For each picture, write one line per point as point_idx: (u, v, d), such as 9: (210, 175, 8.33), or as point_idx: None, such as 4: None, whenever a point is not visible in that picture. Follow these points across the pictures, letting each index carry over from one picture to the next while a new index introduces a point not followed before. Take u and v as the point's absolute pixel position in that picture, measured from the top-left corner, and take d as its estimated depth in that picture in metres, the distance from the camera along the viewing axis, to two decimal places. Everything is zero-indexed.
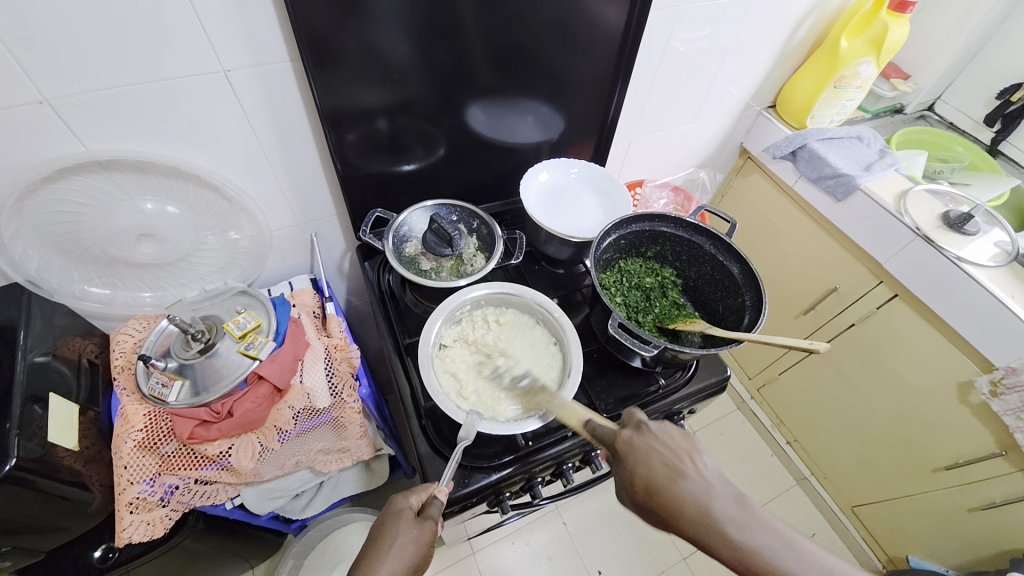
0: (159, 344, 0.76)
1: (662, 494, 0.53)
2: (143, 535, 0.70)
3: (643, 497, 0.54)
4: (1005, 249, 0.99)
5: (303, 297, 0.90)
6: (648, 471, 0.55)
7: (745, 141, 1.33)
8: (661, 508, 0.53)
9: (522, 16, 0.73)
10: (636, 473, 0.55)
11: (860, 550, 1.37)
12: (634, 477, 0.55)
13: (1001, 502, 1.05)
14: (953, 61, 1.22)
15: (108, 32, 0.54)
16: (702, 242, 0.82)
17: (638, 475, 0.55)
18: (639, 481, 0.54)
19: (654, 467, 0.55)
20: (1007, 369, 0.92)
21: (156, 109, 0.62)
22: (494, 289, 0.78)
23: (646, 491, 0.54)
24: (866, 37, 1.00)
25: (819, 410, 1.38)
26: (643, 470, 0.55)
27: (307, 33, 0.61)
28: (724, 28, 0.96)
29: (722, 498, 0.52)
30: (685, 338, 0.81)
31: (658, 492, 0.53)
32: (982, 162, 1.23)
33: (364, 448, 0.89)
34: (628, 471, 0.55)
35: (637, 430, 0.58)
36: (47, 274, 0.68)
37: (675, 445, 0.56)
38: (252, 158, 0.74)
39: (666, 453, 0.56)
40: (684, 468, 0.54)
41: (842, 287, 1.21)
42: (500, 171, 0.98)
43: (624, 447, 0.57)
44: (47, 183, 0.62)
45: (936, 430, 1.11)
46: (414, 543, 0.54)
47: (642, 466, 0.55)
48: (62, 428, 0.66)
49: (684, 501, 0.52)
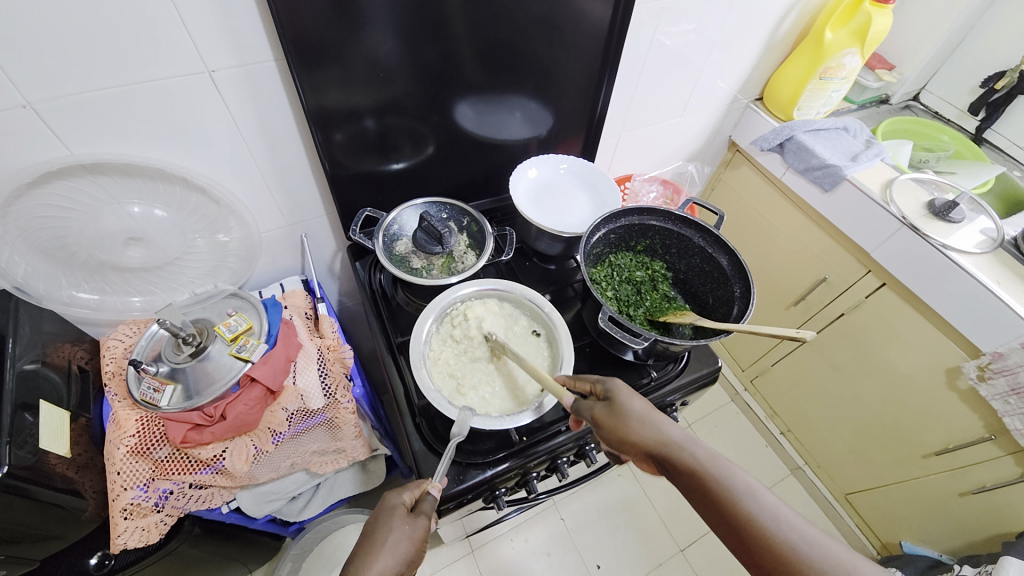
0: (150, 349, 0.75)
1: (655, 418, 0.56)
2: (138, 541, 0.70)
3: (633, 421, 0.56)
4: (990, 236, 1.00)
5: (294, 298, 0.89)
6: (642, 402, 0.57)
7: (734, 134, 1.34)
8: (649, 432, 0.55)
9: (508, 13, 0.73)
10: (631, 400, 0.57)
11: (855, 537, 1.39)
12: (629, 402, 0.57)
13: (990, 486, 1.07)
14: (937, 51, 1.24)
15: (90, 35, 0.53)
16: (691, 234, 0.82)
17: (635, 401, 0.57)
18: (635, 404, 0.57)
19: (648, 401, 0.58)
20: (994, 354, 0.93)
21: (141, 111, 0.62)
22: (484, 285, 0.79)
23: (639, 413, 0.56)
24: (850, 28, 1.01)
25: (811, 400, 1.40)
26: (638, 400, 0.58)
27: (292, 32, 0.61)
28: (710, 22, 0.97)
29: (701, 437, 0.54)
30: (676, 330, 0.81)
31: (654, 416, 0.56)
32: (966, 150, 1.24)
33: (360, 449, 0.90)
34: (625, 397, 0.58)
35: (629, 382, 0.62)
36: (34, 279, 0.67)
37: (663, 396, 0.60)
38: (239, 160, 0.73)
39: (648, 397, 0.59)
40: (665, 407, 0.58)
41: (832, 278, 1.22)
42: (489, 168, 0.98)
43: (623, 381, 0.60)
44: (32, 188, 0.61)
45: (925, 417, 1.12)
46: (408, 539, 0.54)
47: (638, 396, 0.58)
48: (53, 435, 0.66)
49: (671, 428, 0.55)
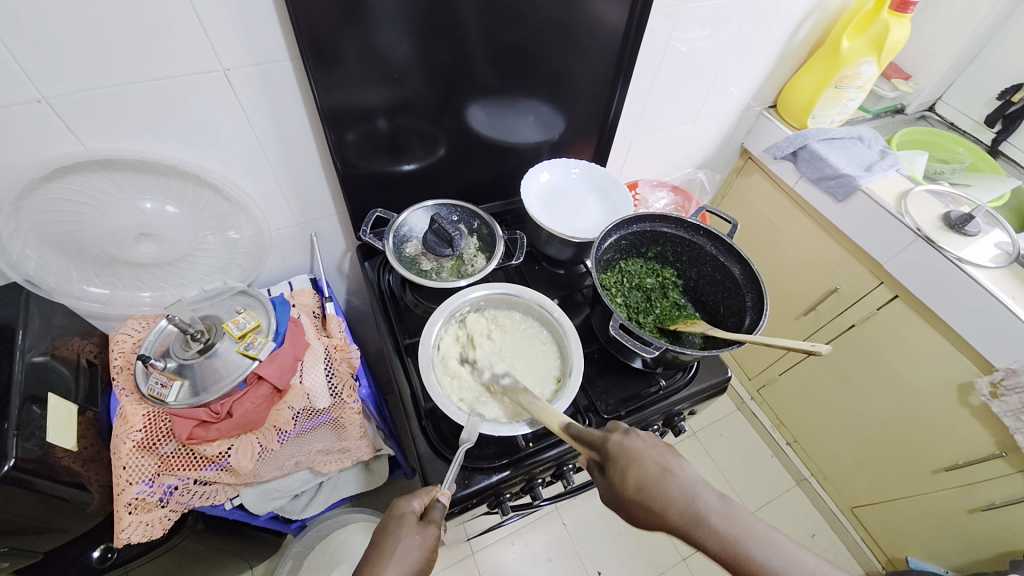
0: (158, 344, 0.75)
1: (652, 496, 0.52)
2: (142, 536, 0.70)
3: (634, 502, 0.53)
4: (1006, 250, 0.99)
5: (302, 296, 0.89)
6: (639, 474, 0.53)
7: (746, 141, 1.33)
8: (653, 515, 0.52)
9: (522, 16, 0.73)
10: (627, 476, 0.54)
11: (859, 551, 1.37)
12: (624, 482, 0.54)
13: (1000, 503, 1.05)
14: (954, 61, 1.22)
15: (110, 34, 0.54)
16: (703, 242, 0.81)
17: (629, 478, 0.53)
18: (630, 483, 0.53)
19: (647, 470, 0.54)
20: (1007, 371, 0.92)
21: (154, 106, 0.62)
22: (494, 290, 0.78)
23: (638, 492, 0.52)
24: (867, 37, 1.00)
25: (819, 410, 1.38)
26: (633, 472, 0.54)
27: (307, 31, 0.61)
28: (725, 28, 0.96)
29: (714, 497, 0.51)
30: (686, 339, 0.81)
31: (650, 494, 0.52)
32: (982, 162, 1.23)
33: (364, 449, 0.89)
34: (619, 475, 0.54)
35: (624, 431, 0.58)
36: (45, 273, 0.68)
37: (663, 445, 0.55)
38: (252, 158, 0.73)
39: (655, 454, 0.55)
40: (674, 466, 0.53)
41: (843, 288, 1.21)
42: (500, 170, 0.97)
43: (613, 448, 0.56)
44: (46, 182, 0.61)
45: (937, 432, 1.11)
46: (418, 549, 0.54)
47: (632, 470, 0.54)
48: (61, 428, 0.66)
49: (674, 507, 0.51)
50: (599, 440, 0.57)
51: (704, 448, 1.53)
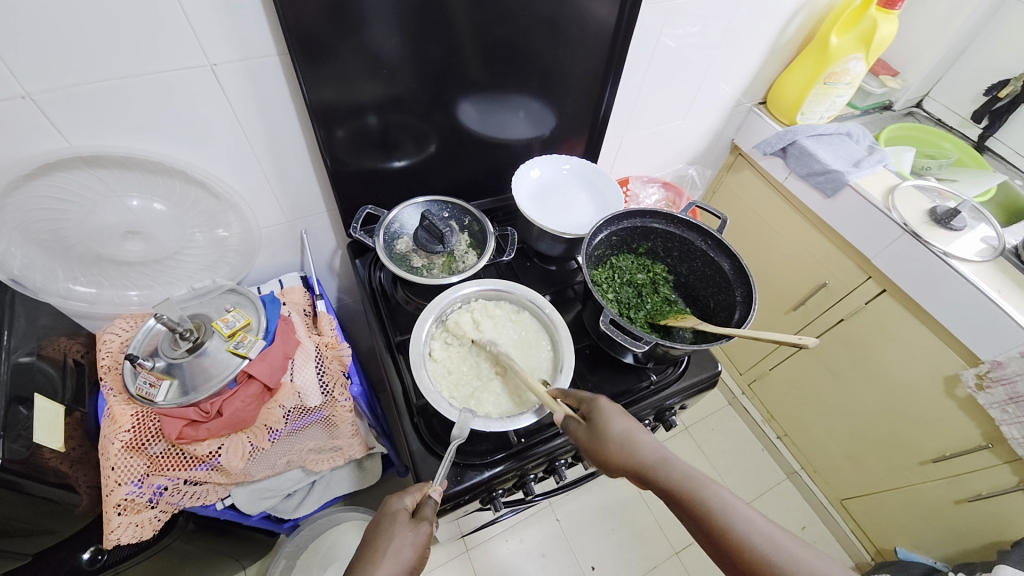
0: (146, 343, 0.74)
1: (632, 441, 0.58)
2: (132, 537, 0.69)
3: (613, 443, 0.58)
4: (991, 245, 1.00)
5: (293, 295, 0.89)
6: (623, 422, 0.59)
7: (736, 137, 1.33)
8: (628, 457, 0.57)
9: (513, 12, 0.73)
10: (612, 423, 0.59)
11: (850, 543, 1.39)
12: (609, 425, 0.59)
13: (986, 494, 1.07)
14: (941, 58, 1.23)
15: (94, 29, 0.53)
16: (693, 237, 0.82)
17: (614, 424, 0.59)
18: (615, 429, 0.58)
19: (630, 422, 0.59)
20: (993, 363, 0.93)
21: (139, 102, 0.61)
22: (485, 285, 0.79)
23: (619, 436, 0.58)
24: (855, 34, 1.01)
25: (809, 405, 1.40)
26: (618, 421, 0.59)
27: (296, 27, 0.60)
28: (715, 24, 0.96)
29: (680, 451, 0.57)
30: (676, 334, 0.81)
31: (630, 442, 0.58)
32: (969, 158, 1.24)
33: (356, 447, 0.89)
34: (606, 419, 0.59)
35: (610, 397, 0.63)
36: (30, 272, 0.67)
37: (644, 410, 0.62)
38: (241, 155, 0.73)
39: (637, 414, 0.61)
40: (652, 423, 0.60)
41: (832, 283, 1.22)
42: (491, 167, 0.97)
43: (602, 403, 0.62)
44: (30, 179, 0.60)
45: (925, 425, 1.12)
46: (411, 546, 0.54)
47: (618, 419, 0.59)
48: (48, 429, 0.65)
49: (646, 451, 0.57)
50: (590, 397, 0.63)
51: (697, 443, 1.54)
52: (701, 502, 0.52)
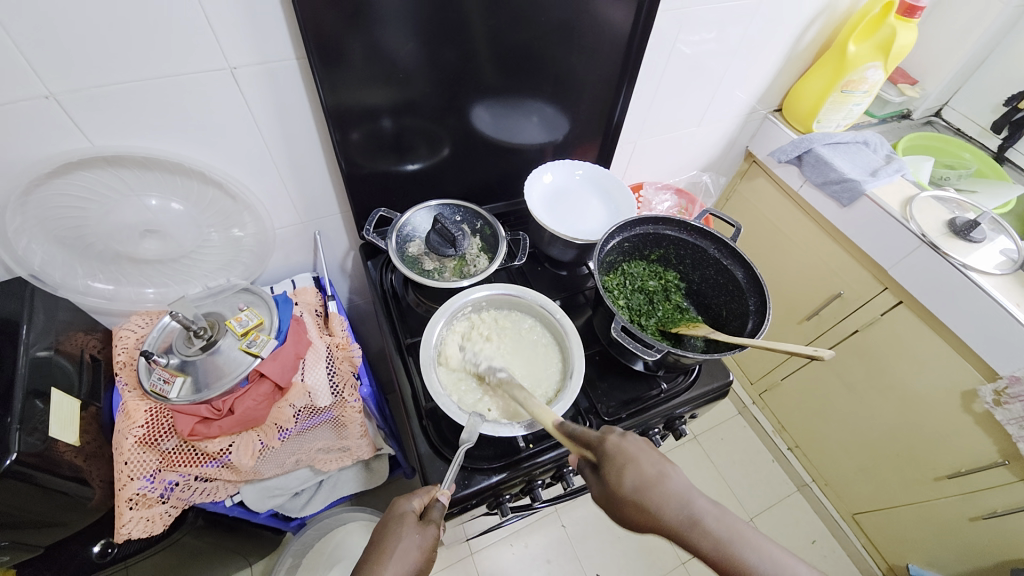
0: (161, 340, 0.76)
1: (649, 497, 0.51)
2: (143, 531, 0.70)
3: (629, 503, 0.52)
4: (1011, 257, 0.98)
5: (305, 295, 0.90)
6: (636, 474, 0.53)
7: (750, 144, 1.32)
8: (650, 516, 0.51)
9: (528, 17, 0.73)
10: (624, 477, 0.53)
11: (861, 558, 1.36)
12: (620, 481, 0.52)
13: (1002, 512, 1.05)
14: (961, 67, 1.22)
15: (118, 32, 0.54)
16: (706, 245, 0.81)
17: (626, 479, 0.52)
18: (626, 484, 0.52)
19: (644, 470, 0.53)
20: (1010, 378, 0.92)
21: (160, 104, 0.62)
22: (496, 290, 0.78)
23: (635, 494, 0.51)
24: (874, 41, 1.00)
25: (821, 416, 1.38)
26: (630, 472, 0.53)
27: (314, 30, 0.61)
28: (731, 31, 0.96)
29: (708, 501, 0.51)
30: (688, 342, 0.81)
31: (648, 495, 0.51)
32: (988, 169, 1.22)
33: (364, 448, 0.89)
34: (616, 474, 0.53)
35: (620, 434, 0.56)
36: (49, 268, 0.68)
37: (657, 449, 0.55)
38: (257, 156, 0.74)
39: (652, 454, 0.54)
40: (670, 468, 0.53)
41: (846, 293, 1.20)
42: (504, 171, 0.97)
43: (610, 449, 0.55)
44: (52, 178, 0.62)
45: (940, 440, 1.11)
46: (417, 548, 0.54)
47: (629, 470, 0.53)
48: (63, 423, 0.66)
49: (671, 509, 0.51)
50: (594, 435, 0.56)
51: (705, 452, 1.52)
52: (742, 566, 0.47)
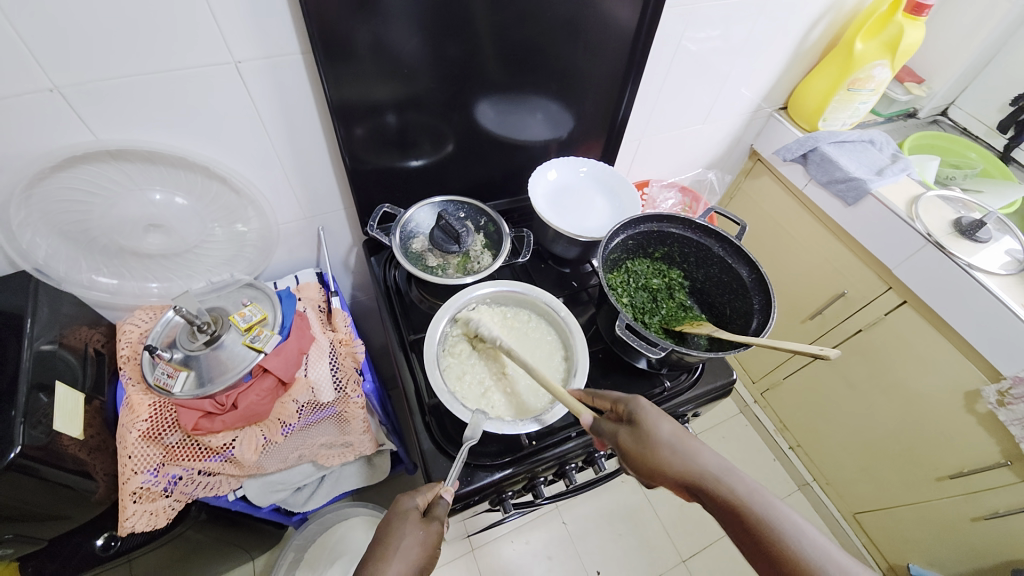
0: (164, 335, 0.76)
1: (685, 444, 0.55)
2: (146, 525, 0.70)
3: (663, 447, 0.55)
4: (1016, 257, 0.98)
5: (309, 291, 0.90)
6: (671, 426, 0.57)
7: (755, 143, 1.32)
8: (681, 462, 0.54)
9: (533, 13, 0.73)
10: (660, 425, 0.56)
11: (862, 557, 1.36)
12: (657, 429, 0.56)
13: (1004, 512, 1.05)
14: (968, 65, 1.21)
15: (122, 26, 0.54)
16: (711, 243, 0.81)
17: (663, 425, 0.56)
18: (662, 432, 0.56)
19: (676, 423, 0.57)
20: (1014, 379, 0.91)
21: (162, 98, 0.62)
22: (500, 287, 0.78)
23: (669, 441, 0.55)
24: (881, 40, 0.99)
25: (823, 416, 1.38)
26: (666, 424, 0.57)
27: (319, 25, 0.61)
28: (736, 29, 0.95)
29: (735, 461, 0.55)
30: (691, 340, 0.80)
31: (684, 442, 0.55)
32: (994, 168, 1.22)
33: (366, 444, 0.89)
34: (653, 422, 0.57)
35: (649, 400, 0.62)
36: (54, 262, 0.68)
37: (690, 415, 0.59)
38: (261, 150, 0.74)
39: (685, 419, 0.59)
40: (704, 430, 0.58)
41: (850, 293, 1.20)
42: (508, 167, 0.97)
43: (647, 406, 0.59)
44: (57, 171, 0.62)
45: (942, 440, 1.10)
46: (419, 545, 0.54)
47: (665, 421, 0.57)
48: (68, 416, 0.66)
49: (703, 459, 0.54)
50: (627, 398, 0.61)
51: None
52: (762, 516, 0.49)
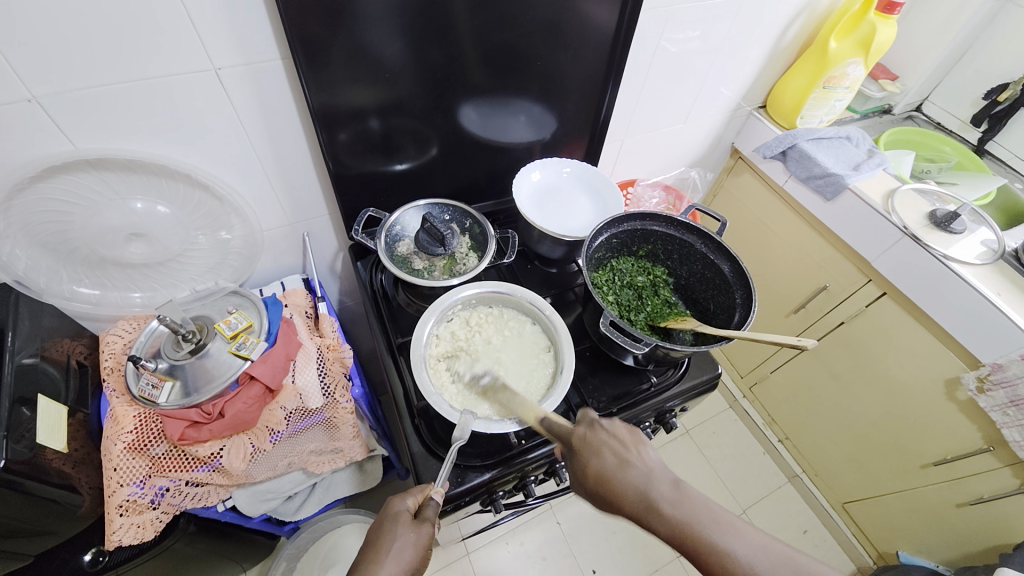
0: (149, 345, 0.75)
1: (609, 485, 0.55)
2: (133, 538, 0.69)
3: (593, 488, 0.56)
4: (991, 247, 1.00)
5: (294, 296, 0.89)
6: (598, 462, 0.56)
7: (736, 141, 1.34)
8: (611, 501, 0.54)
9: (513, 17, 0.74)
10: (588, 466, 0.57)
11: (852, 547, 1.38)
12: (585, 470, 0.57)
13: (988, 497, 1.07)
14: (941, 61, 1.24)
15: (96, 33, 0.53)
16: (693, 240, 0.82)
17: (590, 465, 0.56)
18: (589, 473, 0.56)
19: (604, 460, 0.56)
20: (993, 366, 0.94)
21: (141, 107, 0.61)
22: (485, 288, 0.79)
23: (596, 481, 0.55)
24: (854, 38, 1.02)
25: (810, 409, 1.39)
26: (595, 462, 0.56)
27: (298, 29, 0.61)
28: (715, 30, 0.97)
29: (667, 487, 0.54)
30: (677, 336, 0.82)
31: (608, 482, 0.55)
32: (968, 161, 1.25)
33: (357, 449, 0.89)
34: (580, 464, 0.57)
35: (590, 425, 0.60)
36: (34, 273, 0.67)
37: (622, 438, 0.58)
38: (245, 157, 0.73)
39: (615, 445, 0.57)
40: (631, 456, 0.56)
41: (832, 286, 1.22)
42: (492, 170, 0.98)
43: (576, 441, 0.59)
44: (35, 182, 0.61)
45: (924, 428, 1.13)
46: (413, 546, 0.54)
47: (592, 459, 0.57)
48: (50, 429, 0.65)
49: (631, 494, 0.54)
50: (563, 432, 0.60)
51: (698, 446, 1.53)
52: (700, 548, 0.50)
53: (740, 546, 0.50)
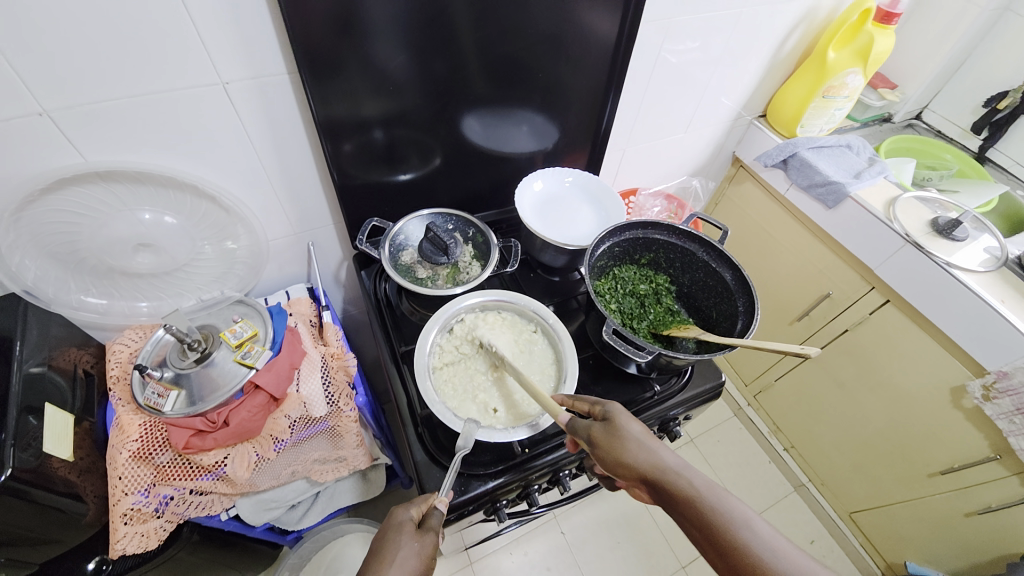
0: (155, 354, 0.75)
1: (651, 443, 0.57)
2: (137, 547, 0.69)
3: (630, 443, 0.57)
4: (994, 254, 1.00)
5: (299, 306, 0.90)
6: (639, 426, 0.59)
7: (737, 150, 1.35)
8: (645, 458, 0.56)
9: (515, 29, 0.75)
10: (630, 426, 0.58)
11: (860, 557, 1.37)
12: (626, 426, 0.58)
13: (996, 507, 1.06)
14: (941, 69, 1.25)
15: (107, 48, 0.55)
16: (695, 248, 0.83)
17: (633, 426, 0.58)
18: (632, 430, 0.58)
19: (646, 428, 0.59)
20: (998, 374, 0.93)
21: (150, 119, 0.63)
22: (489, 297, 0.79)
23: (637, 437, 0.57)
24: (853, 48, 1.03)
25: (816, 416, 1.38)
26: (637, 425, 0.59)
27: (305, 42, 0.62)
28: (714, 40, 0.98)
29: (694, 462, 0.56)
30: (679, 344, 0.81)
31: (650, 442, 0.57)
32: (970, 168, 1.25)
33: (361, 458, 0.88)
34: (623, 422, 0.59)
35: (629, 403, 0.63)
36: (43, 283, 0.68)
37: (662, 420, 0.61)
38: (251, 168, 0.74)
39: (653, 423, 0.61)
40: None
41: (835, 294, 1.22)
42: (494, 179, 0.99)
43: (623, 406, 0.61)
44: (45, 194, 0.62)
45: (930, 435, 1.12)
46: (416, 556, 0.54)
47: (637, 422, 0.59)
48: (57, 438, 0.66)
49: (666, 457, 0.56)
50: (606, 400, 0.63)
51: (702, 455, 1.52)
52: (720, 514, 0.50)
53: (753, 527, 0.49)
